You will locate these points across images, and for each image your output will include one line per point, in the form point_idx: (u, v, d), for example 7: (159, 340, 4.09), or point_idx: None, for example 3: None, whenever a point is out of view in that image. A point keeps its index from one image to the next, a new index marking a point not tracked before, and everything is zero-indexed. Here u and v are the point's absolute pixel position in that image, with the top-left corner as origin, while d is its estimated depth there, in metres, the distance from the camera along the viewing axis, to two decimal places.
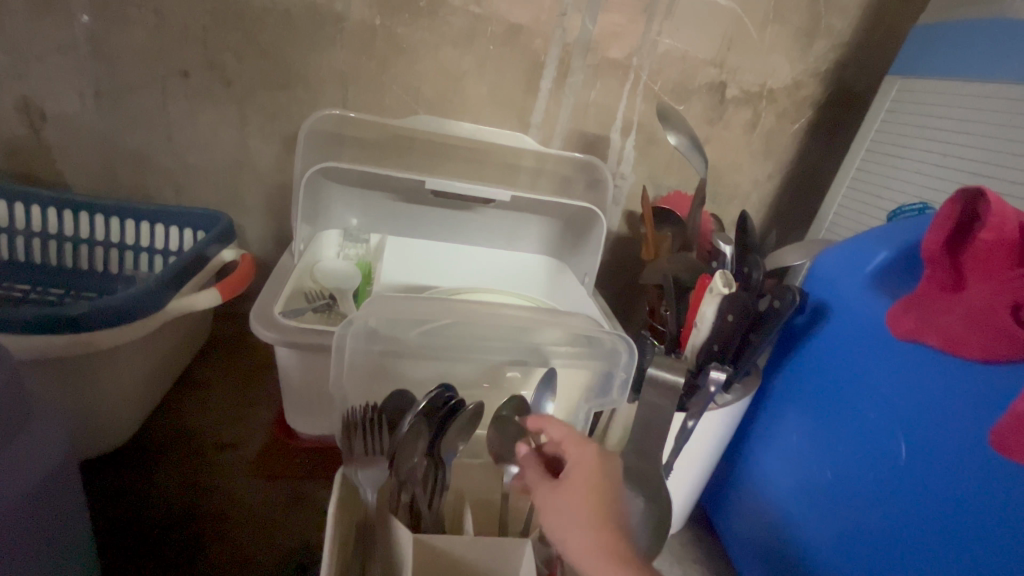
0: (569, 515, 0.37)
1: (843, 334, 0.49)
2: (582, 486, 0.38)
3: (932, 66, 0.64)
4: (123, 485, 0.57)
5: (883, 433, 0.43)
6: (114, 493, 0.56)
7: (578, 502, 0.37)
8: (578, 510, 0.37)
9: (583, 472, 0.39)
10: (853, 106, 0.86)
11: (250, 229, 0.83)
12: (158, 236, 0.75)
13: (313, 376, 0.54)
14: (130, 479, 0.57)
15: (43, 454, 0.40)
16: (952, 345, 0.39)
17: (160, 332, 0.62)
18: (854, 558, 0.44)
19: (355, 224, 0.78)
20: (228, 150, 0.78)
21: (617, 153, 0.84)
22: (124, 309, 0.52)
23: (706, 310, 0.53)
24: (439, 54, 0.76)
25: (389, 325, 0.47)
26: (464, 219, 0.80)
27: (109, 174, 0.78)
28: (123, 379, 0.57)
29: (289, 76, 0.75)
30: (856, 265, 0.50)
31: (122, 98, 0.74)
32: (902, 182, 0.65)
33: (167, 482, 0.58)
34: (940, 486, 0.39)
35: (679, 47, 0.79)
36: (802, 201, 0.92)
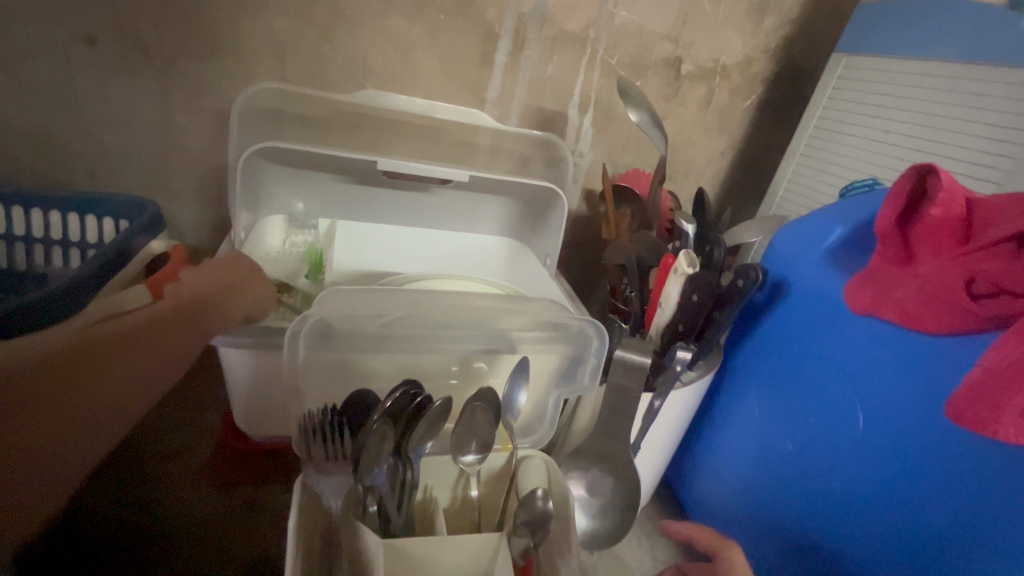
0: None
1: (797, 310, 0.50)
2: None
3: (874, 43, 0.66)
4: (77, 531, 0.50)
5: (847, 408, 0.45)
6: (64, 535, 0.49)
7: None
8: None
9: None
10: (801, 83, 0.87)
11: (182, 216, 0.76)
12: (72, 227, 0.67)
13: (264, 376, 0.50)
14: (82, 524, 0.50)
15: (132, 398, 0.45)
16: (908, 318, 0.41)
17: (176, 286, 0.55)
18: (823, 524, 0.46)
19: (301, 208, 0.73)
20: (150, 130, 0.70)
21: (575, 129, 0.83)
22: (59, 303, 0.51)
23: (670, 290, 0.53)
24: (385, 22, 0.70)
25: (345, 320, 0.44)
26: (420, 201, 0.76)
27: (7, 157, 0.68)
28: (155, 366, 0.46)
29: (216, 45, 0.67)
30: (814, 242, 0.51)
31: (15, 69, 0.64)
32: (850, 158, 0.67)
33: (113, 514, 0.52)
34: (897, 452, 0.41)
35: (636, 20, 0.77)
36: (754, 178, 0.94)
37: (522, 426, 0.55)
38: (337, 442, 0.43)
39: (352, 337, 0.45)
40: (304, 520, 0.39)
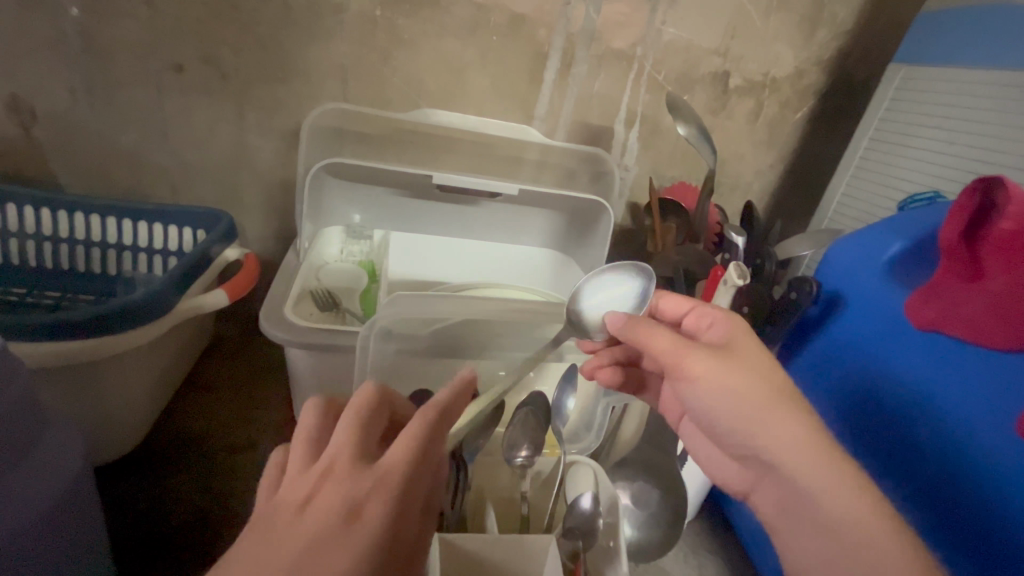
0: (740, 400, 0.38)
1: (855, 325, 0.49)
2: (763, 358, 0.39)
3: (935, 52, 0.64)
4: (133, 497, 0.57)
5: (907, 414, 0.43)
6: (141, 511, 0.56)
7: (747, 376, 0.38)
8: (749, 385, 0.38)
9: (731, 334, 0.41)
10: (855, 94, 0.86)
11: (251, 226, 0.82)
12: (155, 236, 0.73)
13: (327, 376, 0.54)
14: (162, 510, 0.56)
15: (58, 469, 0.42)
16: (976, 334, 0.41)
17: (285, 511, 0.28)
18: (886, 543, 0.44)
19: (359, 220, 0.77)
20: (226, 147, 0.76)
21: (621, 144, 0.84)
22: (129, 315, 0.52)
23: (719, 302, 0.52)
24: (441, 45, 0.74)
25: (404, 325, 0.47)
26: (468, 213, 0.79)
27: (104, 174, 0.76)
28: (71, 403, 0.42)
29: (288, 69, 0.73)
30: (870, 256, 0.50)
31: (114, 95, 0.72)
32: (909, 170, 0.65)
33: (186, 495, 0.58)
34: (968, 469, 0.39)
35: (684, 36, 0.78)
36: (805, 191, 0.92)
37: (570, 434, 0.56)
38: None
39: (410, 339, 0.48)
40: None
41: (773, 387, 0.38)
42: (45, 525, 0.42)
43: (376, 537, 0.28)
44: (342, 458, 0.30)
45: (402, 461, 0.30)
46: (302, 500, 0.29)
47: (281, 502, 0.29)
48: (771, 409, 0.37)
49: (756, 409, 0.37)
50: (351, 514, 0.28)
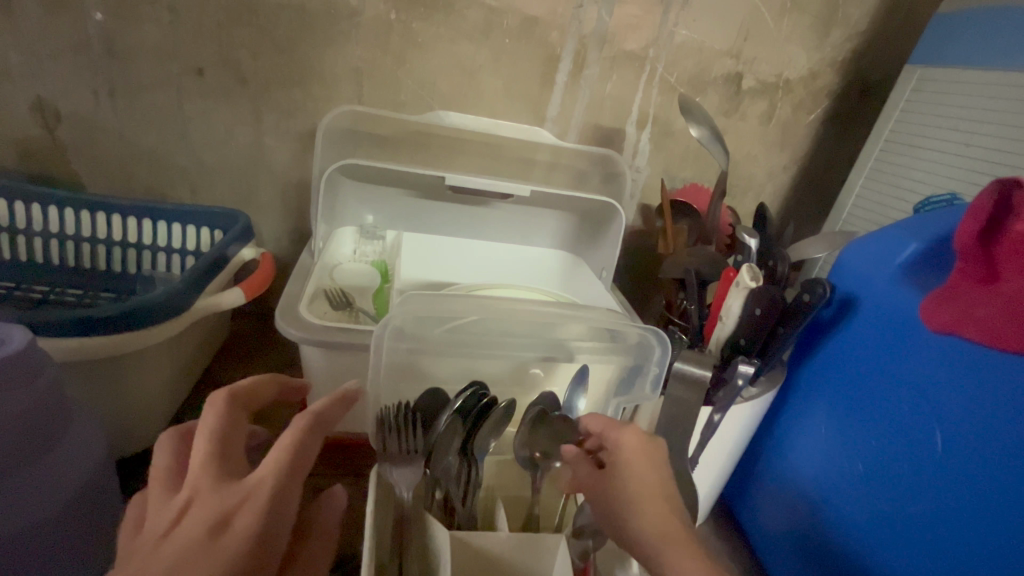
0: (627, 511, 0.38)
1: (867, 329, 0.49)
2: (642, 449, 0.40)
3: (952, 54, 0.64)
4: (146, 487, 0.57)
5: (840, 510, 0.49)
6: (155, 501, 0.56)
7: (626, 482, 0.39)
8: (628, 490, 0.39)
9: (622, 451, 0.41)
10: (869, 95, 0.85)
11: (265, 226, 0.83)
12: (173, 236, 0.75)
13: (340, 374, 0.55)
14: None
15: (70, 471, 0.43)
16: (989, 337, 0.40)
17: (146, 542, 0.31)
18: (902, 550, 0.44)
19: (371, 221, 0.78)
20: (243, 149, 0.78)
21: (633, 145, 0.84)
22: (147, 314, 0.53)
23: (732, 303, 0.53)
24: (454, 47, 0.75)
25: (416, 325, 0.47)
26: (481, 214, 0.79)
27: (125, 175, 0.78)
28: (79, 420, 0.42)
29: (303, 72, 0.74)
30: (885, 258, 0.50)
31: (135, 97, 0.73)
32: (924, 173, 0.65)
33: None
34: (986, 475, 0.39)
35: (696, 37, 0.78)
36: (818, 193, 0.91)
37: None
38: (408, 433, 0.45)
39: (423, 340, 0.48)
40: (378, 507, 0.42)
41: (646, 502, 0.37)
42: (65, 519, 0.43)
43: (242, 545, 0.31)
44: (201, 485, 0.33)
45: (271, 475, 0.34)
46: (169, 526, 0.31)
47: (147, 533, 0.32)
48: (644, 501, 0.37)
49: (643, 526, 0.37)
50: (219, 527, 0.31)
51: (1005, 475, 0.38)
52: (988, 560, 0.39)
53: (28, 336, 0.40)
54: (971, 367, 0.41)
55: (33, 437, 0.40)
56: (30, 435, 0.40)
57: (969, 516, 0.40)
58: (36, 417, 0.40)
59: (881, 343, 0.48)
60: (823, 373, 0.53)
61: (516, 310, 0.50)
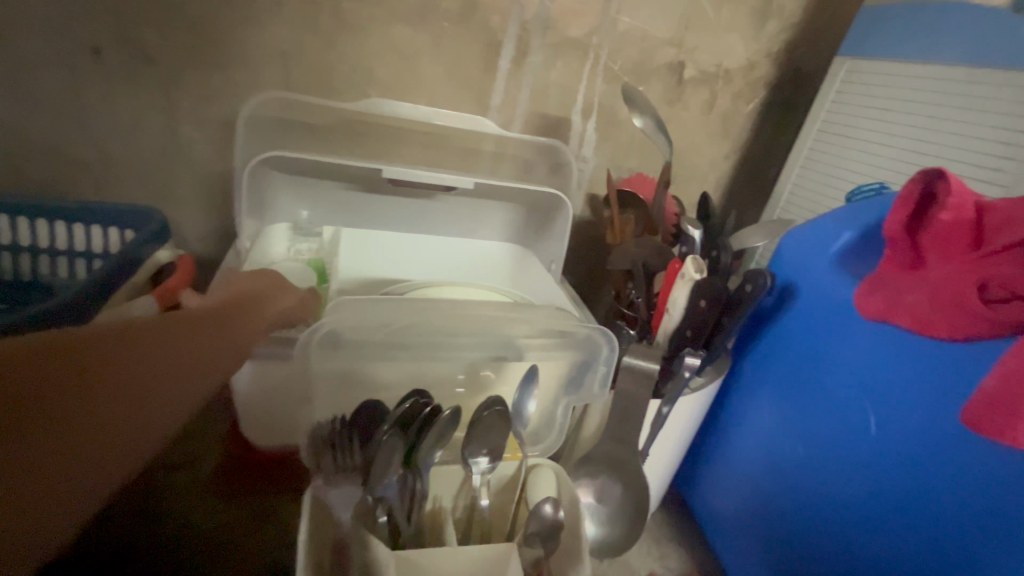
0: None
1: (806, 316, 0.51)
2: None
3: (877, 46, 0.66)
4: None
5: (782, 492, 0.51)
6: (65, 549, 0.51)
7: None
8: None
9: None
10: (803, 87, 0.87)
11: (187, 224, 0.76)
12: (77, 237, 0.67)
13: (271, 385, 0.50)
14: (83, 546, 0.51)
15: None
16: (919, 324, 0.41)
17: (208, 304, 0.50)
18: (838, 529, 0.46)
19: (306, 216, 0.73)
20: (156, 140, 0.70)
21: (579, 135, 0.83)
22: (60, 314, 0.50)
23: (677, 295, 0.53)
24: (389, 30, 0.70)
25: (354, 329, 0.44)
26: (424, 207, 0.76)
27: (13, 169, 0.69)
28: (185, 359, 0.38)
29: (222, 55, 0.67)
30: (821, 246, 0.51)
31: (21, 80, 0.64)
32: (854, 162, 0.67)
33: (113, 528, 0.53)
34: (912, 456, 0.41)
35: (638, 25, 0.77)
36: (757, 182, 0.94)
37: (532, 434, 0.55)
38: (347, 453, 0.43)
39: (360, 346, 0.45)
40: (313, 531, 0.39)
41: None
42: None
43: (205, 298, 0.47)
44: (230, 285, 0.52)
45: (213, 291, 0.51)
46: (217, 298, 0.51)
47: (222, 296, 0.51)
48: None
49: None
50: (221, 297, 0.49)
51: (934, 446, 0.40)
52: (922, 527, 0.40)
53: None
54: (900, 346, 0.43)
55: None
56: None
57: (902, 486, 0.41)
58: None
59: (813, 327, 0.50)
60: (759, 358, 0.55)
61: (462, 314, 0.48)
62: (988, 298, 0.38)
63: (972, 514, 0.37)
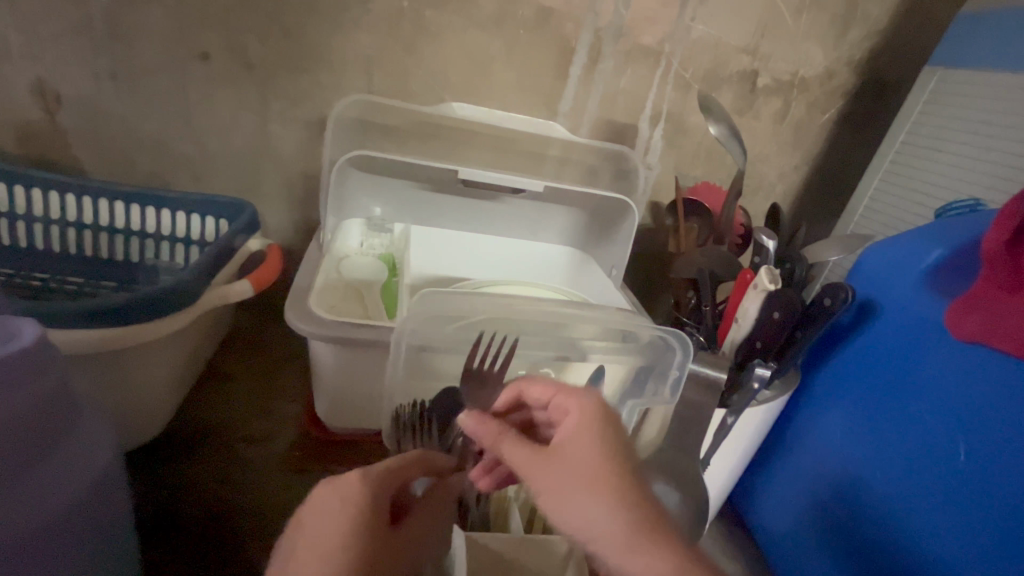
0: (554, 493, 0.33)
1: (888, 334, 0.49)
2: (583, 424, 0.35)
3: (972, 56, 0.63)
4: (154, 486, 0.56)
5: (854, 515, 0.50)
6: (162, 499, 0.55)
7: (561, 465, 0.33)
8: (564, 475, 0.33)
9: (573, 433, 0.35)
10: (884, 97, 0.84)
11: (270, 217, 0.81)
12: (178, 224, 0.73)
13: (349, 369, 0.54)
14: (178, 500, 0.55)
15: (74, 475, 0.39)
16: (1022, 348, 0.39)
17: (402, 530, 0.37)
18: (920, 561, 0.44)
19: (378, 213, 0.77)
20: (249, 137, 0.76)
21: (645, 142, 0.83)
22: (158, 303, 0.53)
23: (748, 306, 0.52)
24: (467, 36, 0.73)
25: (427, 326, 0.47)
26: (491, 209, 0.78)
27: (127, 162, 0.76)
28: None
29: (312, 59, 0.72)
30: (907, 262, 0.49)
31: (140, 82, 0.72)
32: (942, 176, 0.64)
33: (209, 487, 0.56)
34: (1007, 489, 0.40)
35: (712, 33, 0.76)
36: (829, 195, 0.91)
37: None
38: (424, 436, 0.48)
39: (436, 338, 0.47)
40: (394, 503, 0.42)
41: (577, 489, 0.32)
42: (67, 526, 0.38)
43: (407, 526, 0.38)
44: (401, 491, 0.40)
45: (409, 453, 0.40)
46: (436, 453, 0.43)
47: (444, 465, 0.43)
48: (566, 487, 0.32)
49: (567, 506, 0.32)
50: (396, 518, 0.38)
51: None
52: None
53: (38, 331, 0.37)
54: (1011, 395, 0.40)
55: (41, 439, 0.37)
56: (33, 436, 0.36)
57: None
58: (36, 423, 0.36)
59: (903, 353, 0.47)
60: (838, 378, 0.53)
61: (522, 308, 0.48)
62: None
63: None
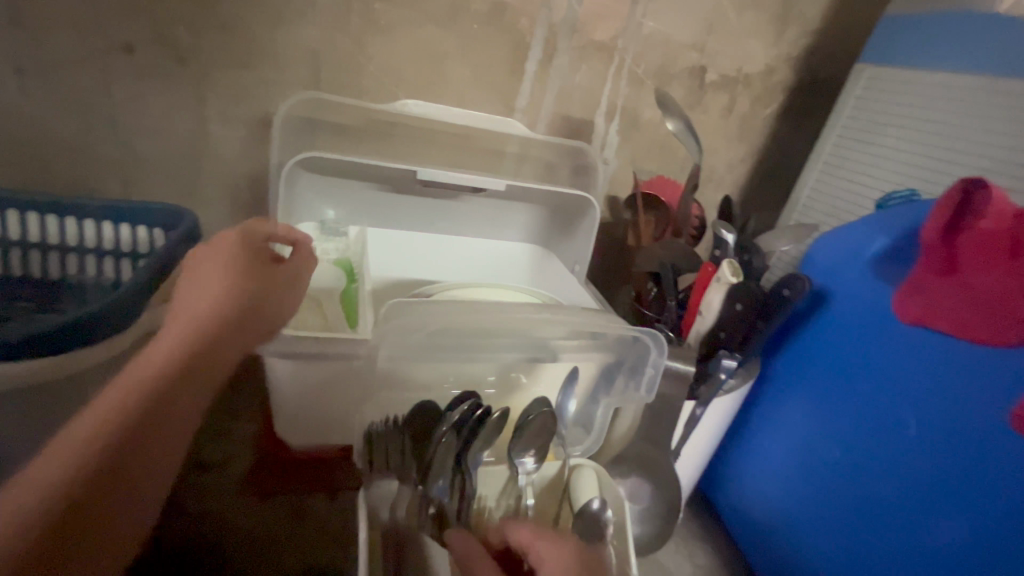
0: None
1: (844, 319, 0.52)
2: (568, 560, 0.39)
3: (899, 54, 0.67)
4: None
5: (815, 491, 0.52)
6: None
7: None
8: None
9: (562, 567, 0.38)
10: (820, 92, 0.88)
11: (211, 223, 0.75)
12: (105, 235, 0.67)
13: (309, 385, 0.50)
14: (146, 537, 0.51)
15: None
16: (961, 330, 0.42)
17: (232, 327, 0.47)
18: (877, 532, 0.47)
19: (332, 216, 0.73)
20: (183, 138, 0.70)
21: (601, 137, 0.83)
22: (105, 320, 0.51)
23: (712, 298, 0.54)
24: (419, 31, 0.71)
25: (399, 338, 0.45)
26: (451, 208, 0.76)
27: (40, 166, 0.68)
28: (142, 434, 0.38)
29: (252, 53, 0.67)
30: (857, 250, 0.52)
31: (51, 77, 0.64)
32: (876, 168, 0.68)
33: (169, 517, 0.53)
34: (953, 460, 0.42)
35: (663, 29, 0.78)
36: (772, 186, 0.95)
37: (570, 434, 0.56)
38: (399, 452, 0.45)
39: (407, 350, 0.46)
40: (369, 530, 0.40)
41: None
42: None
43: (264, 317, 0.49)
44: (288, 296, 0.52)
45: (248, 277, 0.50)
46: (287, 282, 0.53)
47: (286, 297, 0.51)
48: None
49: None
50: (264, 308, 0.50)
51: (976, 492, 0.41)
52: (939, 561, 0.43)
53: None
54: (961, 384, 0.42)
55: None
56: None
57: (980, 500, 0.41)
58: None
59: (859, 342, 0.50)
60: (796, 363, 0.56)
61: (493, 313, 0.46)
62: None
63: (999, 564, 0.39)
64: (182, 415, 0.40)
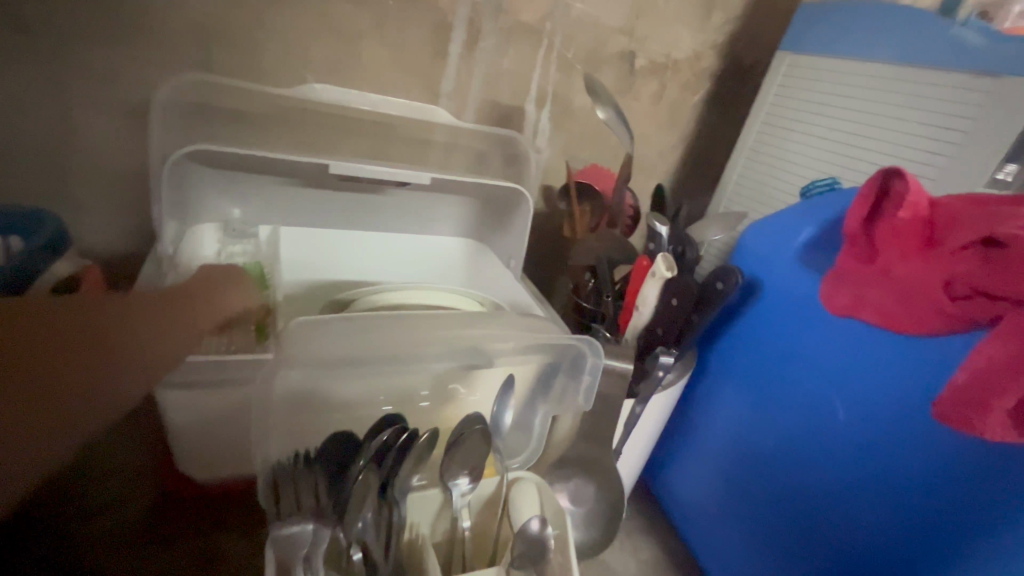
0: None
1: (775, 308, 0.52)
2: None
3: (816, 42, 0.68)
4: None
5: (753, 480, 0.53)
6: None
7: None
8: None
9: None
10: (745, 79, 0.89)
11: (89, 226, 0.65)
12: None
13: (209, 414, 0.44)
14: None
15: None
16: (886, 319, 0.43)
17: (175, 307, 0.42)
18: (810, 519, 0.47)
19: (238, 215, 0.65)
20: (44, 127, 0.59)
21: (532, 125, 0.80)
22: None
23: (647, 293, 0.53)
24: (326, 6, 0.63)
25: (314, 365, 0.40)
26: (376, 203, 0.71)
27: None
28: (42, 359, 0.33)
29: (124, 27, 0.58)
30: (786, 239, 0.53)
31: None
32: (798, 156, 0.69)
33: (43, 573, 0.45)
34: (878, 447, 0.43)
35: (591, 12, 0.75)
36: (703, 173, 0.96)
37: (509, 447, 0.53)
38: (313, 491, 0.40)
39: (323, 373, 0.41)
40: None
41: None
42: None
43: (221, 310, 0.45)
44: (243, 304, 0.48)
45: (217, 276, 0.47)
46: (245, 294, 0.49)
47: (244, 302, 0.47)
48: None
49: None
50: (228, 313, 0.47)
51: (898, 480, 0.41)
52: (867, 548, 0.43)
53: None
54: (884, 370, 0.43)
55: None
56: None
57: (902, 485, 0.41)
58: None
59: (789, 331, 0.50)
60: (731, 354, 0.56)
61: (421, 330, 0.42)
62: (954, 295, 0.39)
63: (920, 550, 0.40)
64: (79, 368, 0.34)
